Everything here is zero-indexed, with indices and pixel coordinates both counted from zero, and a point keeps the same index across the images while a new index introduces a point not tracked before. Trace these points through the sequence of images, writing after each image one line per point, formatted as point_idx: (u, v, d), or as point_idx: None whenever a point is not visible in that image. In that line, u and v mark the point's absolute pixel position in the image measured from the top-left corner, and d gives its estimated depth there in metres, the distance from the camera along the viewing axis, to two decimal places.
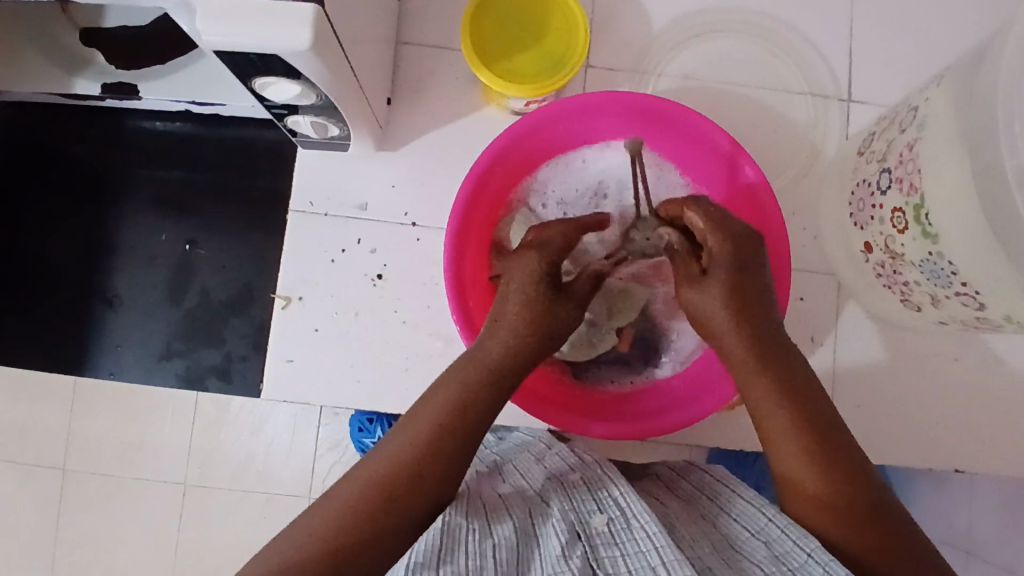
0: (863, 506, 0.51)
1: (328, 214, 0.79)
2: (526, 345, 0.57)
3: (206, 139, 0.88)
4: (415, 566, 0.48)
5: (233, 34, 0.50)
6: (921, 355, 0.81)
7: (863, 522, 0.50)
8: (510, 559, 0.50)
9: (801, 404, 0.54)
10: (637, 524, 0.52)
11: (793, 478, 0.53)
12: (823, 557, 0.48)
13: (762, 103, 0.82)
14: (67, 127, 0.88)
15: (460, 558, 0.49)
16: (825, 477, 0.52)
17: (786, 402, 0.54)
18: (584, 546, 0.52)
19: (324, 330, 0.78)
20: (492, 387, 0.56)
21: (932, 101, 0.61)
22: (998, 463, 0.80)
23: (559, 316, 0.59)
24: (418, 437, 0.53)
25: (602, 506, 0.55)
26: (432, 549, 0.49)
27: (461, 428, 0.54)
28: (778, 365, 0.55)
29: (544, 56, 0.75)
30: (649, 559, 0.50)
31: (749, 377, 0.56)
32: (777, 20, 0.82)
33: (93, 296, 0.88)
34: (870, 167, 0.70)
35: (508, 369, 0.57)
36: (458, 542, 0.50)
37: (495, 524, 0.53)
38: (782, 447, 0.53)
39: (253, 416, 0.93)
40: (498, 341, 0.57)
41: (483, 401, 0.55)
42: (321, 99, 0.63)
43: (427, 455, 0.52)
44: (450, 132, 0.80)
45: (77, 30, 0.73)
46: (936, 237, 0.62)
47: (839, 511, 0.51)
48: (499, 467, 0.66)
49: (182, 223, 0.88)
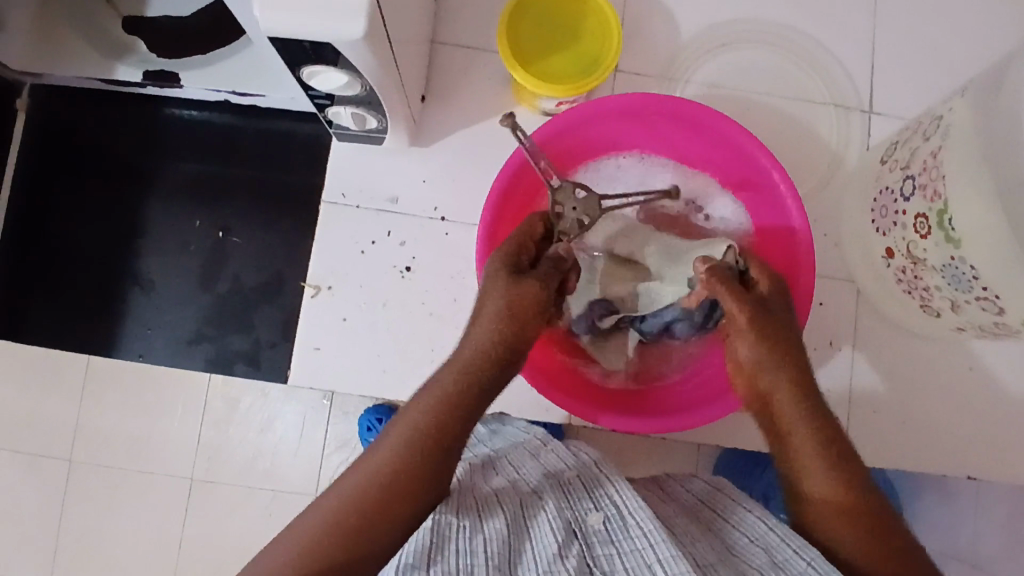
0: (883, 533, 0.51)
1: (360, 206, 0.80)
2: (505, 337, 0.58)
3: (242, 129, 0.90)
4: (404, 566, 0.49)
5: (294, 21, 0.52)
6: (938, 363, 0.82)
7: (883, 547, 0.50)
8: (501, 553, 0.51)
9: (821, 415, 0.55)
10: (632, 521, 0.53)
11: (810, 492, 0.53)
12: (823, 565, 0.49)
13: (786, 112, 0.84)
14: (104, 114, 0.90)
15: (451, 557, 0.50)
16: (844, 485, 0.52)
17: (808, 411, 0.54)
18: (579, 545, 0.54)
19: (352, 320, 0.79)
20: (472, 385, 0.57)
21: (955, 111, 0.63)
22: (1011, 472, 0.81)
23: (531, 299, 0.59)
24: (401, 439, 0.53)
25: (597, 504, 0.56)
26: (422, 550, 0.50)
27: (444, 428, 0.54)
28: (806, 385, 0.56)
29: (577, 58, 0.77)
30: (644, 557, 0.51)
31: (779, 395, 0.56)
32: (802, 32, 0.85)
33: (126, 280, 0.89)
34: (893, 175, 0.72)
35: (489, 363, 0.58)
36: (447, 540, 0.51)
37: (486, 519, 0.54)
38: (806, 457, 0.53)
39: (262, 414, 0.86)
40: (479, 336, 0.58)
41: (465, 405, 0.56)
42: (365, 90, 0.64)
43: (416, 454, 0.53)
44: (482, 130, 0.82)
45: (119, 19, 0.78)
46: (958, 242, 0.64)
47: (863, 533, 0.50)
48: (491, 463, 0.66)
49: (216, 210, 0.89)
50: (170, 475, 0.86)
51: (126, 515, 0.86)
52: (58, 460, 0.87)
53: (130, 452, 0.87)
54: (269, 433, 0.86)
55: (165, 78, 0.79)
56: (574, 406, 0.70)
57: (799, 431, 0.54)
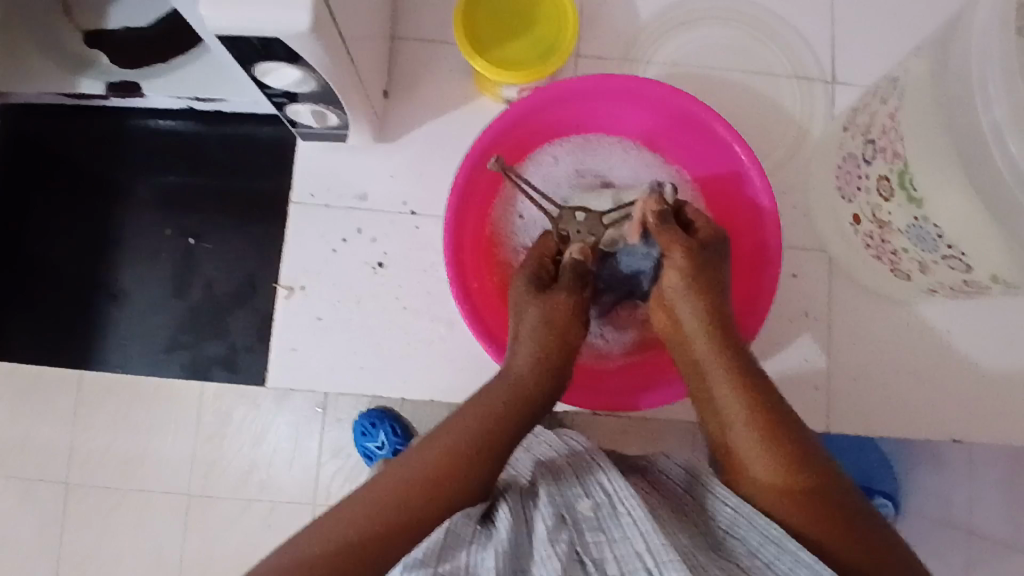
0: (810, 492, 0.52)
1: (328, 205, 0.81)
2: (544, 355, 0.62)
3: (209, 136, 0.90)
4: (411, 563, 0.50)
5: (238, 18, 0.52)
6: (915, 325, 0.82)
7: (815, 507, 0.51)
8: (507, 544, 0.52)
9: (753, 382, 0.58)
10: (622, 509, 0.53)
11: (744, 468, 0.55)
12: (806, 556, 0.48)
13: (748, 86, 0.84)
14: (69, 127, 0.90)
15: (461, 556, 0.51)
16: (774, 456, 0.54)
17: (731, 372, 0.58)
18: (570, 531, 0.53)
19: (326, 318, 0.80)
20: (518, 403, 0.60)
21: (911, 70, 0.63)
22: (995, 430, 0.81)
23: (560, 316, 0.63)
24: (451, 450, 0.56)
25: (588, 491, 0.56)
26: (433, 548, 0.51)
27: (492, 445, 0.57)
28: (732, 347, 0.60)
29: (534, 44, 0.77)
30: (634, 544, 0.50)
31: (709, 362, 0.60)
32: (759, 5, 0.85)
33: (100, 294, 0.89)
34: (854, 140, 0.72)
35: (535, 382, 0.61)
36: (458, 542, 0.52)
37: (493, 517, 0.55)
38: (733, 419, 0.56)
39: (254, 425, 0.86)
40: (518, 358, 0.62)
41: (508, 428, 0.58)
42: (321, 86, 0.64)
43: (464, 464, 0.55)
44: (447, 122, 0.82)
45: (79, 33, 0.78)
46: (920, 201, 0.64)
47: (794, 498, 0.52)
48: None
49: (186, 219, 0.90)
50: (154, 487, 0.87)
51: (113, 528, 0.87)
52: (53, 482, 0.88)
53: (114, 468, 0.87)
54: (263, 445, 0.86)
55: (128, 89, 0.78)
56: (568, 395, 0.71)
57: (727, 398, 0.57)
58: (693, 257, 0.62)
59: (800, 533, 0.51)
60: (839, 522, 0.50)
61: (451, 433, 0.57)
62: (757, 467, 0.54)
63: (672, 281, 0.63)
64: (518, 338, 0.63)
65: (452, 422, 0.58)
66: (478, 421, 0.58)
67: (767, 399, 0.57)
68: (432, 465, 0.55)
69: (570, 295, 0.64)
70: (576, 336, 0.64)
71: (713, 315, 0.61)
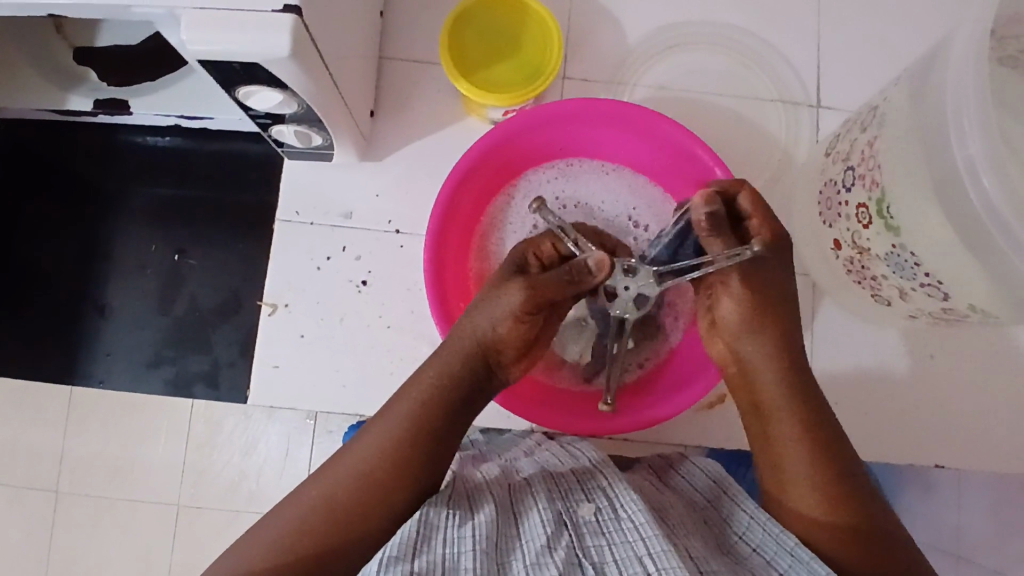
0: (854, 516, 0.55)
1: (314, 223, 0.81)
2: (487, 341, 0.62)
3: (197, 152, 0.91)
4: (388, 559, 0.48)
5: (217, 44, 0.52)
6: (896, 351, 0.82)
7: (853, 534, 0.54)
8: (489, 539, 0.51)
9: (808, 400, 0.59)
10: (624, 515, 0.54)
11: (793, 486, 0.57)
12: (805, 556, 0.52)
13: (733, 110, 0.85)
14: (59, 142, 0.91)
15: (437, 547, 0.50)
16: (824, 483, 0.56)
17: (795, 409, 0.58)
18: (569, 536, 0.53)
19: (309, 335, 0.80)
20: (452, 388, 0.60)
21: (891, 99, 0.64)
22: (975, 455, 0.82)
23: (518, 303, 0.61)
24: (386, 439, 0.56)
25: (589, 496, 0.56)
26: (408, 542, 0.50)
27: (430, 431, 0.57)
28: (791, 368, 0.60)
29: (519, 68, 0.78)
30: (635, 549, 0.51)
31: (761, 372, 0.60)
32: (744, 31, 0.85)
33: (87, 307, 0.90)
34: (836, 167, 0.72)
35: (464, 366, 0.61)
36: (434, 530, 0.51)
37: (475, 508, 0.54)
38: (786, 441, 0.58)
39: (244, 436, 0.85)
40: (460, 336, 0.62)
41: (443, 411, 0.58)
42: (303, 108, 0.65)
43: (400, 451, 0.55)
44: (432, 144, 0.82)
45: (72, 50, 0.77)
46: (898, 230, 0.64)
47: (837, 523, 0.55)
48: (483, 454, 0.71)
49: (173, 233, 0.91)
50: (137, 503, 0.86)
51: (96, 543, 0.86)
52: (34, 497, 0.87)
53: (97, 486, 0.86)
54: (253, 455, 0.85)
55: (116, 106, 0.80)
56: (526, 412, 0.72)
57: (780, 414, 0.59)
58: (745, 289, 0.61)
59: (827, 549, 0.54)
60: (865, 545, 0.54)
61: (386, 423, 0.57)
62: (797, 478, 0.57)
63: (727, 308, 0.62)
64: (473, 312, 0.63)
65: (386, 412, 0.58)
66: (412, 406, 0.58)
67: (821, 419, 0.59)
68: (368, 459, 0.55)
69: (544, 288, 0.61)
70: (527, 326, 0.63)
71: (777, 347, 0.60)
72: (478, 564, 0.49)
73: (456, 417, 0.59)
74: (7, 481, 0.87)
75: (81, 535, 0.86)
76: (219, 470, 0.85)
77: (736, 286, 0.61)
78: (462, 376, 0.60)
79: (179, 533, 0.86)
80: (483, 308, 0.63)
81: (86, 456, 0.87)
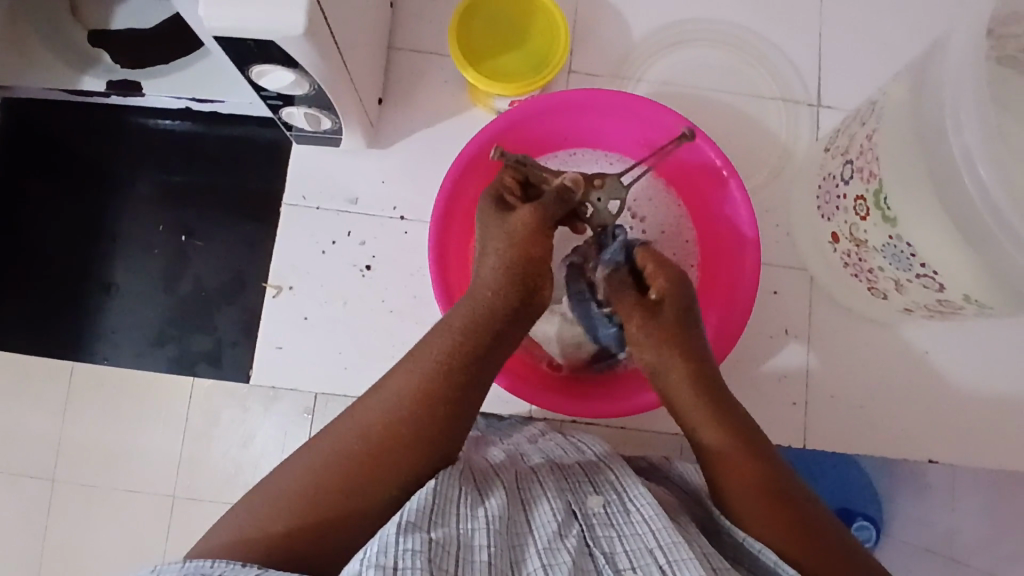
0: (802, 519, 0.54)
1: (320, 207, 0.83)
2: (514, 263, 0.61)
3: (206, 137, 0.93)
4: (405, 526, 0.47)
5: (233, 19, 0.53)
6: (893, 347, 0.83)
7: (802, 532, 0.53)
8: (500, 520, 0.51)
9: (716, 392, 0.60)
10: (633, 508, 0.55)
11: (719, 477, 0.56)
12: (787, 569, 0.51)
13: (734, 107, 0.86)
14: (72, 124, 0.92)
15: (450, 522, 0.49)
16: (750, 473, 0.55)
17: (720, 424, 0.58)
18: (580, 525, 0.54)
19: (313, 317, 0.81)
20: (481, 324, 0.59)
21: (889, 94, 0.65)
22: (967, 451, 0.82)
23: (527, 225, 0.62)
24: (423, 373, 0.55)
25: (599, 490, 0.58)
26: (423, 511, 0.49)
27: (463, 369, 0.56)
28: (708, 389, 0.60)
29: (526, 58, 0.80)
30: (646, 542, 0.51)
31: (681, 393, 0.60)
32: (746, 29, 0.87)
33: (92, 287, 0.91)
34: (834, 162, 0.74)
35: (493, 296, 0.60)
36: (450, 502, 0.50)
37: (486, 494, 0.54)
38: (716, 453, 0.57)
39: (242, 425, 0.84)
40: (486, 270, 0.62)
41: (470, 349, 0.57)
42: (314, 89, 0.66)
43: (439, 387, 0.55)
44: (440, 132, 0.84)
45: (86, 33, 0.80)
46: (894, 220, 0.65)
47: (786, 526, 0.53)
48: (485, 438, 0.71)
49: (180, 216, 0.92)
50: (135, 486, 0.86)
51: (92, 525, 0.86)
52: (31, 478, 0.86)
53: (95, 467, 0.86)
54: (252, 444, 0.84)
55: (129, 88, 0.80)
56: (519, 390, 0.72)
57: (709, 426, 0.58)
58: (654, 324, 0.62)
59: (784, 555, 0.52)
60: (802, 532, 0.53)
61: (420, 362, 0.56)
62: (738, 482, 0.55)
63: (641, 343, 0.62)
64: (488, 250, 0.63)
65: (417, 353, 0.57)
66: (443, 346, 0.57)
67: (731, 411, 0.59)
68: (405, 397, 0.54)
69: (547, 208, 0.63)
70: (546, 244, 0.63)
71: (697, 371, 0.60)
72: (490, 541, 0.49)
73: (483, 355, 0.58)
74: (5, 461, 0.86)
75: (80, 517, 0.86)
76: (216, 456, 0.85)
77: (638, 332, 0.62)
78: (493, 307, 0.60)
79: (175, 518, 0.85)
80: (494, 235, 0.62)
81: (84, 438, 0.86)
